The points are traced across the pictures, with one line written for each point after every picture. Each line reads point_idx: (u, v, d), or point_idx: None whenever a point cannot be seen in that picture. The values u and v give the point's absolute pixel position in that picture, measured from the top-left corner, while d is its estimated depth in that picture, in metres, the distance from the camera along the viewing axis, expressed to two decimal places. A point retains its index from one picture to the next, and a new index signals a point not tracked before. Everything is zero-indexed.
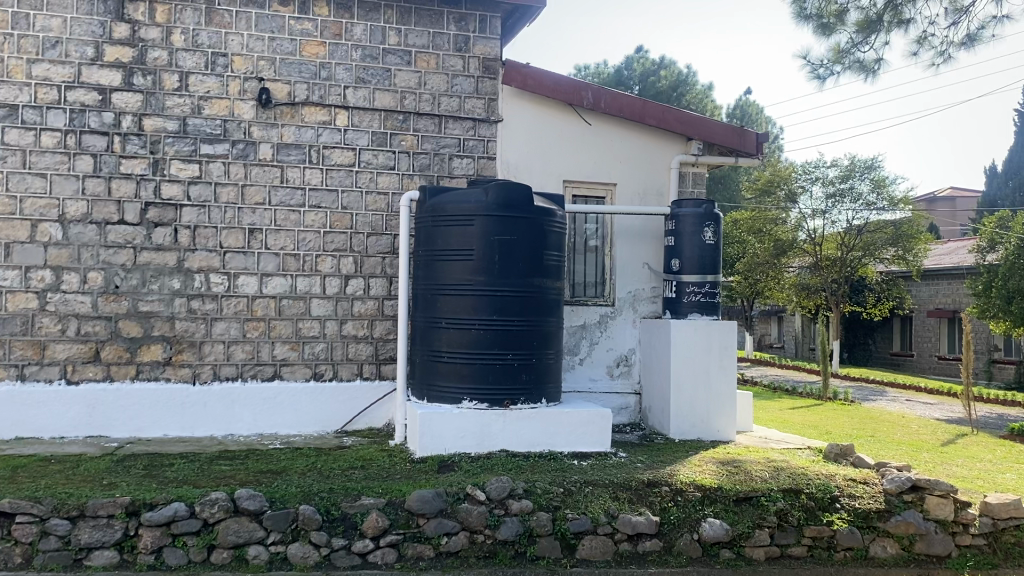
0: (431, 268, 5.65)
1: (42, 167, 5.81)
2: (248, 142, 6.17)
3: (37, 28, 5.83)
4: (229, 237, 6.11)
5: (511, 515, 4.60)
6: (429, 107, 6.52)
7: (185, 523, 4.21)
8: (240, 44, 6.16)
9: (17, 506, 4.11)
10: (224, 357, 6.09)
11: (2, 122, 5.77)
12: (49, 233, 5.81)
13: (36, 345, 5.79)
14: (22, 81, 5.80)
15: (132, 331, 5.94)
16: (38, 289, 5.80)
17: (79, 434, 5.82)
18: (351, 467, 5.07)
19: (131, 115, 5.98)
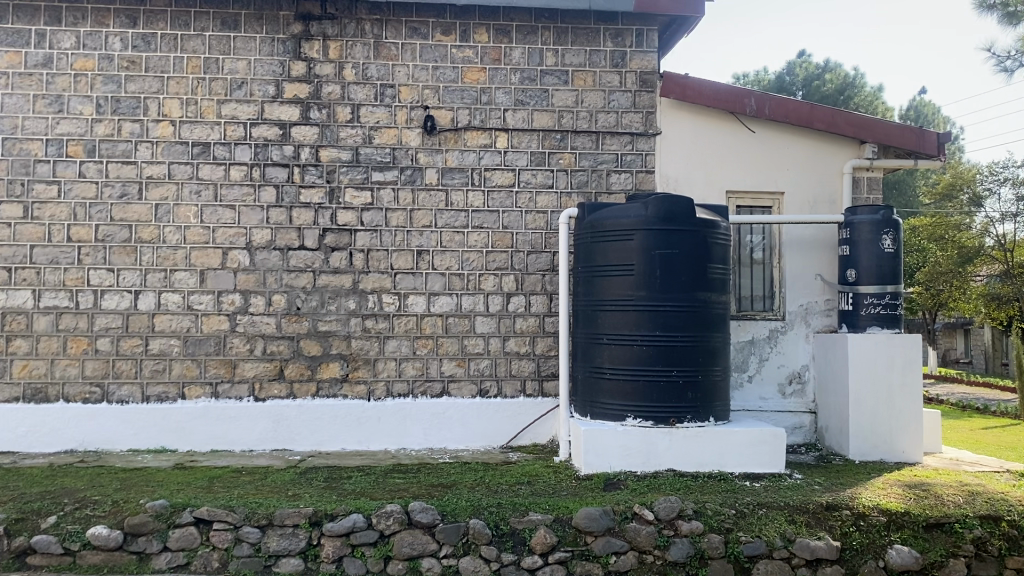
0: (591, 284, 5.64)
1: (231, 200, 6.28)
2: (415, 168, 6.41)
3: (226, 71, 6.32)
4: (398, 260, 6.35)
5: (681, 536, 4.50)
6: (586, 124, 6.54)
7: (364, 534, 4.39)
8: (406, 75, 6.43)
9: (214, 514, 4.40)
10: (395, 374, 6.33)
11: (197, 158, 6.28)
12: (238, 260, 6.26)
13: (227, 365, 6.23)
14: (213, 120, 6.30)
15: (312, 350, 6.28)
16: (229, 312, 6.25)
17: (266, 448, 6.22)
18: (518, 482, 5.12)
19: (309, 147, 6.35)
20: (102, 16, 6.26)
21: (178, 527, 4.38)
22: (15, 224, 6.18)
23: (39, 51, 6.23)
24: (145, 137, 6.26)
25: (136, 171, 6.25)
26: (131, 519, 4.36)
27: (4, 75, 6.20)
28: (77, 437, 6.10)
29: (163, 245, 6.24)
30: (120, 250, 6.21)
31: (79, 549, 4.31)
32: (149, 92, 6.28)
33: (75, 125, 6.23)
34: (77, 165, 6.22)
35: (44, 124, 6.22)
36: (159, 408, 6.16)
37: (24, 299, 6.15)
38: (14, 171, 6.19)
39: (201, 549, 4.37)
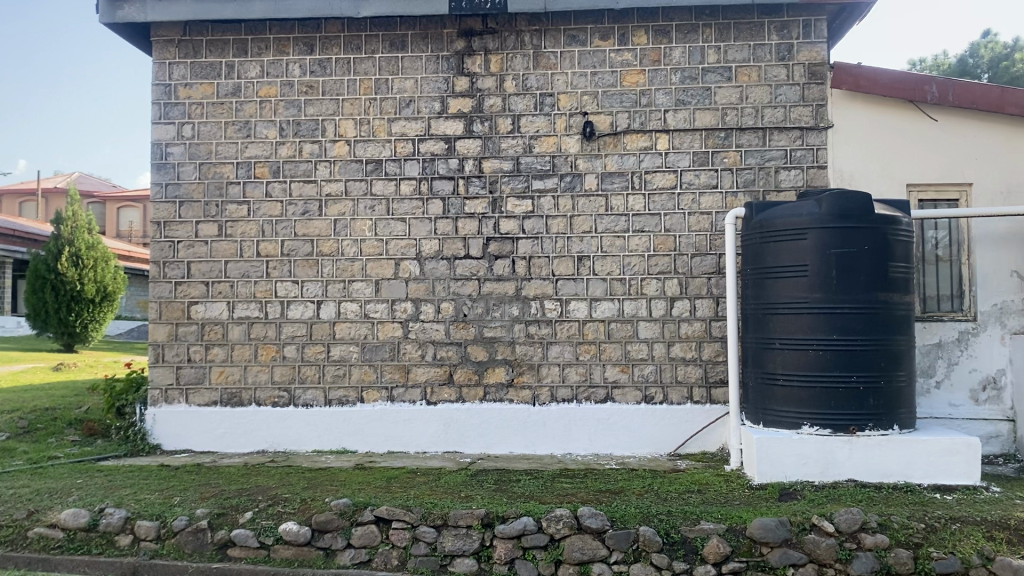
0: (761, 286, 5.47)
1: (401, 213, 6.55)
2: (575, 174, 6.45)
3: (395, 90, 6.61)
4: (560, 266, 6.41)
5: (865, 550, 4.27)
6: (751, 121, 6.35)
7: (534, 537, 4.44)
8: (565, 82, 6.49)
9: (393, 513, 4.58)
10: (560, 379, 6.38)
11: (370, 175, 6.60)
12: (409, 270, 6.52)
13: (401, 370, 6.50)
14: (384, 138, 6.60)
15: (479, 356, 6.44)
16: (402, 319, 6.52)
17: (438, 450, 6.43)
18: (688, 490, 5.03)
19: (472, 159, 6.53)
20: (283, 45, 6.71)
21: (360, 525, 4.58)
22: (211, 242, 6.72)
23: (229, 81, 6.76)
24: (323, 157, 6.65)
25: (316, 189, 6.64)
26: (318, 516, 4.60)
27: (200, 104, 6.77)
28: (267, 437, 6.55)
29: (341, 257, 6.59)
30: (303, 263, 6.62)
31: (273, 543, 4.56)
32: (326, 114, 6.67)
33: (261, 149, 6.71)
34: (264, 186, 6.69)
35: (234, 149, 6.74)
36: (339, 411, 6.51)
37: (220, 310, 6.67)
38: (209, 194, 6.74)
39: (382, 547, 4.54)
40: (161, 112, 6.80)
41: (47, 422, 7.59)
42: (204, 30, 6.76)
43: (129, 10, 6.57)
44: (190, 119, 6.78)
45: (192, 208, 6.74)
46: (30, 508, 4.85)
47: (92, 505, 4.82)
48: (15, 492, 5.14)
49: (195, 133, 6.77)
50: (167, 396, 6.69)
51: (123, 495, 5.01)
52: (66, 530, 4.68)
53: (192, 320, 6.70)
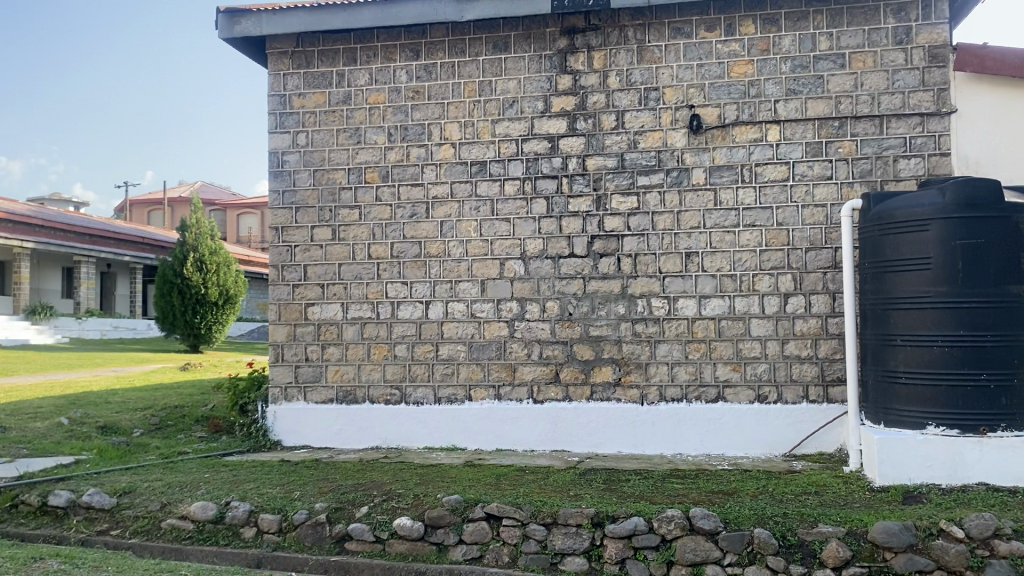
0: (880, 280, 5.25)
1: (506, 213, 6.60)
2: (682, 169, 6.35)
3: (499, 91, 6.67)
4: (667, 263, 6.32)
5: (999, 557, 4.04)
6: (867, 109, 6.10)
7: (645, 537, 4.40)
8: (671, 76, 6.39)
9: (503, 510, 4.61)
10: (669, 378, 6.29)
11: (476, 176, 6.68)
12: (515, 269, 6.56)
13: (509, 368, 6.55)
14: (489, 139, 6.67)
15: (586, 354, 6.42)
16: (508, 318, 6.57)
17: (546, 448, 6.45)
18: (805, 492, 4.88)
19: (576, 157, 6.51)
20: (390, 52, 6.88)
21: (471, 521, 4.64)
22: (325, 246, 6.95)
23: (340, 89, 6.97)
24: (430, 160, 6.77)
25: (423, 192, 6.77)
26: (431, 512, 4.68)
27: (313, 113, 7.01)
28: (380, 434, 6.73)
29: (448, 258, 6.70)
30: (412, 264, 6.77)
31: (387, 538, 4.66)
32: (432, 118, 6.79)
33: (371, 154, 6.89)
34: (374, 190, 6.87)
35: (346, 155, 6.95)
36: (449, 409, 6.62)
37: (334, 311, 6.90)
38: (323, 199, 6.97)
39: (492, 544, 4.58)
40: (277, 121, 7.08)
41: (176, 419, 8.03)
42: (316, 41, 7.00)
43: (246, 24, 6.87)
44: (304, 127, 7.03)
45: (307, 213, 6.99)
46: (163, 500, 5.13)
47: (219, 498, 5.06)
48: (149, 484, 5.45)
49: (309, 141, 7.01)
50: (286, 394, 6.96)
51: (247, 489, 5.24)
52: (196, 521, 4.92)
53: (308, 321, 6.94)
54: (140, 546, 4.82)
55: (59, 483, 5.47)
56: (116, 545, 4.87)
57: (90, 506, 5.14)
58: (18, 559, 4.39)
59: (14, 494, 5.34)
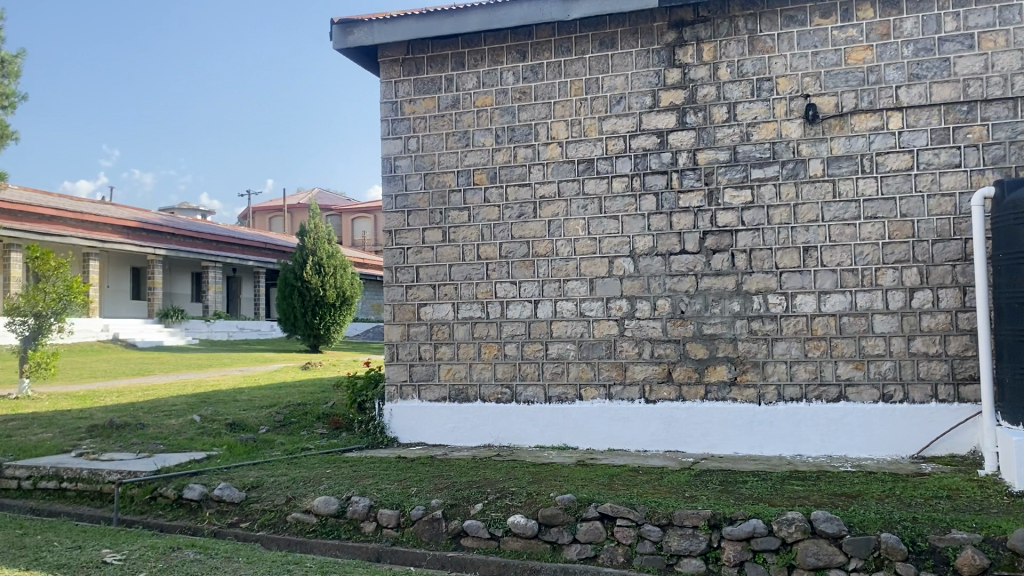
0: (1016, 273, 4.95)
1: (615, 210, 6.56)
2: (797, 161, 6.15)
3: (606, 88, 6.63)
4: (784, 258, 6.14)
5: None
6: (999, 91, 5.76)
7: (764, 540, 4.28)
8: (784, 65, 6.21)
9: (617, 510, 4.58)
10: (787, 377, 6.11)
11: (583, 175, 6.67)
12: (624, 267, 6.51)
13: (620, 367, 6.50)
14: (596, 137, 6.65)
15: (699, 353, 6.31)
16: (618, 317, 6.52)
17: (659, 448, 6.37)
18: (936, 496, 4.64)
19: (686, 151, 6.40)
20: (497, 55, 6.95)
21: (585, 520, 4.62)
22: (437, 247, 7.08)
23: (449, 94, 7.10)
24: (537, 160, 6.80)
25: (531, 192, 6.81)
26: (544, 511, 4.70)
27: (423, 118, 7.17)
28: (493, 433, 6.80)
29: (556, 258, 6.71)
30: (521, 264, 6.81)
31: (502, 535, 4.70)
32: (539, 118, 6.82)
33: (480, 156, 6.98)
34: (483, 191, 6.95)
35: (455, 158, 7.06)
36: (560, 408, 6.63)
37: (446, 312, 7.03)
38: (433, 202, 7.10)
39: (607, 544, 4.55)
40: (389, 128, 7.28)
41: (299, 416, 8.36)
42: (425, 48, 7.16)
43: (359, 34, 7.12)
44: (414, 132, 7.20)
45: (419, 216, 7.15)
46: (288, 494, 5.35)
47: (340, 493, 5.24)
48: (275, 479, 5.69)
49: (420, 145, 7.17)
50: (402, 393, 7.14)
51: (366, 485, 5.41)
52: (319, 516, 5.11)
53: (422, 321, 7.10)
54: (268, 539, 5.04)
55: (193, 477, 5.78)
56: (246, 537, 5.10)
57: (221, 499, 5.40)
58: (158, 548, 4.67)
59: (153, 486, 5.67)
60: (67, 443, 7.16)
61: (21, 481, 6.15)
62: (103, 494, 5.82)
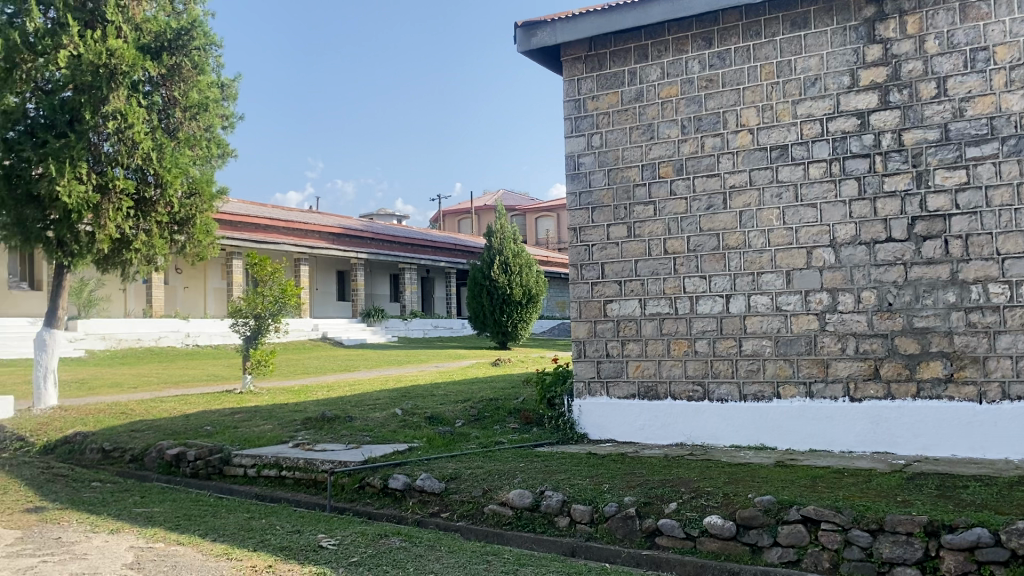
0: None
1: (812, 198, 6.24)
2: (1021, 136, 5.57)
3: (799, 70, 6.34)
4: (1007, 243, 5.58)
5: None
6: None
7: (991, 551, 3.90)
8: (1002, 32, 5.65)
9: (822, 514, 4.35)
10: (1013, 374, 5.56)
11: (776, 162, 6.40)
12: (824, 258, 6.18)
13: (821, 364, 6.19)
14: (789, 122, 6.36)
15: (910, 348, 5.88)
16: (818, 311, 6.21)
17: (867, 450, 6.00)
18: None
19: (891, 132, 5.98)
20: (681, 44, 6.83)
21: (786, 523, 4.42)
22: (623, 243, 7.05)
23: (633, 87, 7.06)
24: (727, 149, 6.61)
25: (720, 182, 6.62)
26: (742, 512, 4.54)
27: (607, 113, 7.18)
28: (686, 431, 6.68)
29: (749, 250, 6.48)
30: (711, 258, 6.64)
31: (698, 535, 4.59)
32: (727, 106, 6.63)
33: (666, 149, 6.88)
34: (669, 184, 6.84)
35: (640, 152, 7.01)
36: (756, 406, 6.41)
37: (633, 308, 6.98)
38: (618, 198, 7.09)
39: (811, 548, 4.32)
40: (573, 126, 7.36)
41: (492, 411, 8.61)
42: (607, 43, 7.18)
43: (542, 35, 7.31)
44: (598, 128, 7.22)
45: (604, 212, 7.15)
46: (484, 487, 5.52)
47: (534, 488, 5.34)
48: (472, 472, 5.88)
49: (604, 141, 7.19)
50: (590, 389, 7.19)
51: (559, 480, 5.48)
52: (515, 508, 5.22)
53: (609, 317, 7.11)
54: (467, 529, 5.20)
55: (396, 468, 6.09)
56: (446, 526, 5.30)
57: (423, 490, 5.65)
58: (367, 535, 4.95)
59: (361, 476, 6.04)
60: (285, 434, 7.77)
61: (247, 468, 6.74)
62: (317, 482, 6.27)
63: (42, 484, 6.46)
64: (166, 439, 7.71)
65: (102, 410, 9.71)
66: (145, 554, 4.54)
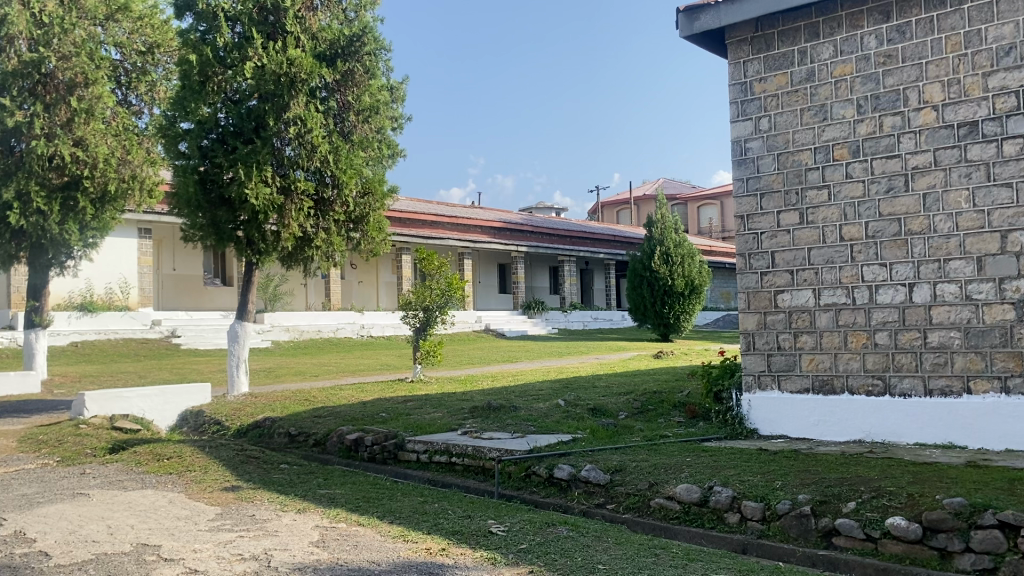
0: None
1: (1007, 177, 5.73)
2: None
3: (990, 39, 5.85)
4: None
5: None
6: None
7: None
8: None
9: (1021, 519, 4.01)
10: None
11: (965, 140, 5.93)
12: (1021, 242, 5.65)
13: (1018, 357, 5.68)
14: (980, 96, 5.88)
15: None
16: (1015, 300, 5.69)
17: None
18: None
19: None
20: (856, 19, 6.50)
21: (980, 528, 4.11)
22: (794, 230, 6.78)
23: (803, 67, 6.79)
24: (908, 128, 6.20)
25: (901, 163, 6.22)
26: (929, 514, 4.26)
27: (775, 95, 6.94)
28: (865, 427, 6.34)
29: (935, 235, 6.05)
30: (891, 244, 6.26)
31: (880, 537, 4.34)
32: (908, 82, 6.22)
33: (841, 130, 6.55)
34: (844, 167, 6.51)
35: (812, 134, 6.71)
36: (944, 402, 5.98)
37: (806, 298, 6.71)
38: (789, 182, 6.83)
39: (1010, 556, 3.99)
40: (740, 110, 7.17)
41: (656, 404, 8.52)
42: (776, 23, 6.95)
43: (706, 18, 7.18)
44: (766, 111, 7.00)
45: (773, 198, 6.91)
46: (651, 480, 5.47)
47: (703, 483, 5.24)
48: (638, 464, 5.85)
49: (772, 124, 6.95)
50: (760, 382, 6.99)
51: (728, 475, 5.35)
52: (682, 503, 5.15)
53: (779, 308, 6.87)
54: (633, 522, 5.17)
55: (562, 458, 6.15)
56: (613, 518, 5.29)
57: (588, 481, 5.68)
58: (535, 522, 5.03)
59: (527, 465, 6.14)
60: (455, 422, 8.02)
61: (419, 454, 7.01)
62: (486, 470, 6.44)
63: (238, 465, 7.00)
64: (345, 424, 8.15)
65: (288, 397, 10.40)
66: (329, 533, 4.82)
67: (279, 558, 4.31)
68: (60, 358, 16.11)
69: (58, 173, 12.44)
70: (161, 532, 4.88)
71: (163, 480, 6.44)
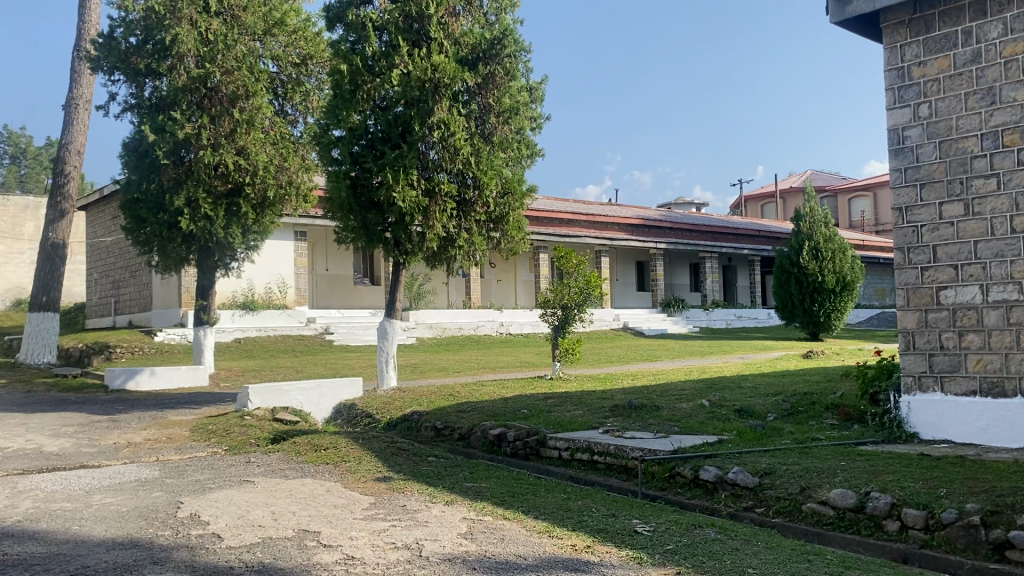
0: None
1: None
2: None
3: None
4: None
5: None
6: None
7: None
8: None
9: None
10: None
11: None
12: None
13: None
14: None
15: None
16: None
17: None
18: None
19: None
20: None
21: None
22: (959, 222, 6.37)
23: (968, 49, 6.37)
24: None
25: None
26: None
27: (936, 80, 6.55)
28: None
29: None
30: None
31: None
32: None
33: (1012, 113, 6.09)
34: (1016, 154, 6.05)
35: (978, 120, 6.29)
36: None
37: (972, 295, 6.28)
38: (952, 171, 6.42)
39: None
40: (897, 96, 6.81)
41: (806, 405, 8.21)
42: (936, 3, 6.56)
43: (859, 2, 6.94)
44: (926, 97, 6.61)
45: (935, 188, 6.53)
46: (802, 484, 5.28)
47: (859, 488, 5.01)
48: (787, 468, 5.66)
49: (933, 110, 6.56)
50: (922, 384, 6.62)
51: (887, 481, 5.10)
52: (837, 509, 4.94)
53: (942, 306, 6.47)
54: (785, 526, 5.01)
55: (707, 459, 6.04)
56: (762, 522, 5.14)
57: (736, 483, 5.55)
58: (682, 524, 4.97)
59: (671, 466, 6.07)
60: (596, 420, 8.02)
61: (561, 451, 7.06)
62: (628, 469, 6.42)
63: (388, 457, 7.27)
64: (489, 420, 8.31)
65: (433, 392, 10.73)
66: (477, 526, 4.94)
67: (430, 548, 4.45)
68: (225, 353, 17.24)
69: (223, 180, 13.33)
70: (320, 519, 5.14)
71: (320, 470, 6.78)
